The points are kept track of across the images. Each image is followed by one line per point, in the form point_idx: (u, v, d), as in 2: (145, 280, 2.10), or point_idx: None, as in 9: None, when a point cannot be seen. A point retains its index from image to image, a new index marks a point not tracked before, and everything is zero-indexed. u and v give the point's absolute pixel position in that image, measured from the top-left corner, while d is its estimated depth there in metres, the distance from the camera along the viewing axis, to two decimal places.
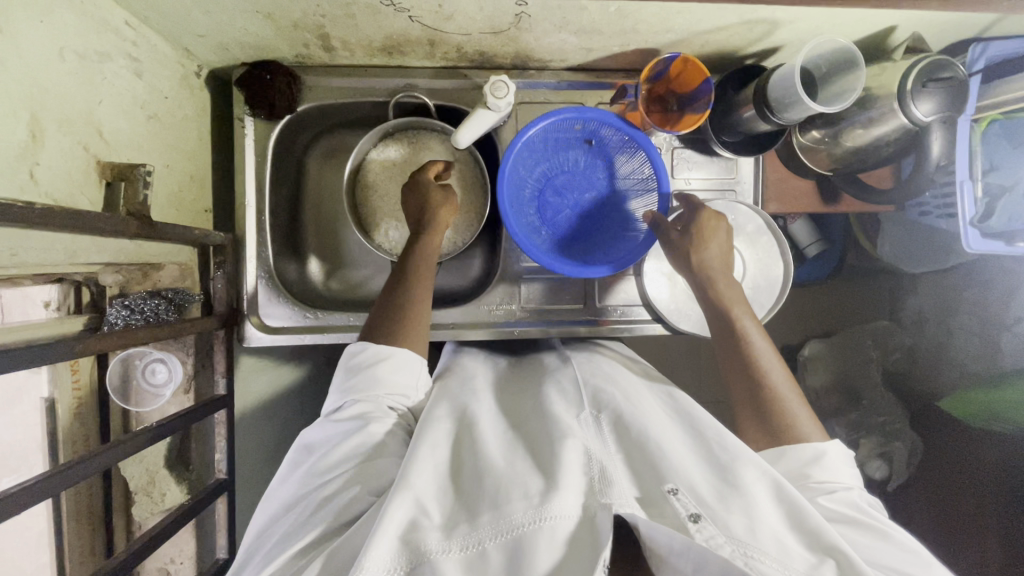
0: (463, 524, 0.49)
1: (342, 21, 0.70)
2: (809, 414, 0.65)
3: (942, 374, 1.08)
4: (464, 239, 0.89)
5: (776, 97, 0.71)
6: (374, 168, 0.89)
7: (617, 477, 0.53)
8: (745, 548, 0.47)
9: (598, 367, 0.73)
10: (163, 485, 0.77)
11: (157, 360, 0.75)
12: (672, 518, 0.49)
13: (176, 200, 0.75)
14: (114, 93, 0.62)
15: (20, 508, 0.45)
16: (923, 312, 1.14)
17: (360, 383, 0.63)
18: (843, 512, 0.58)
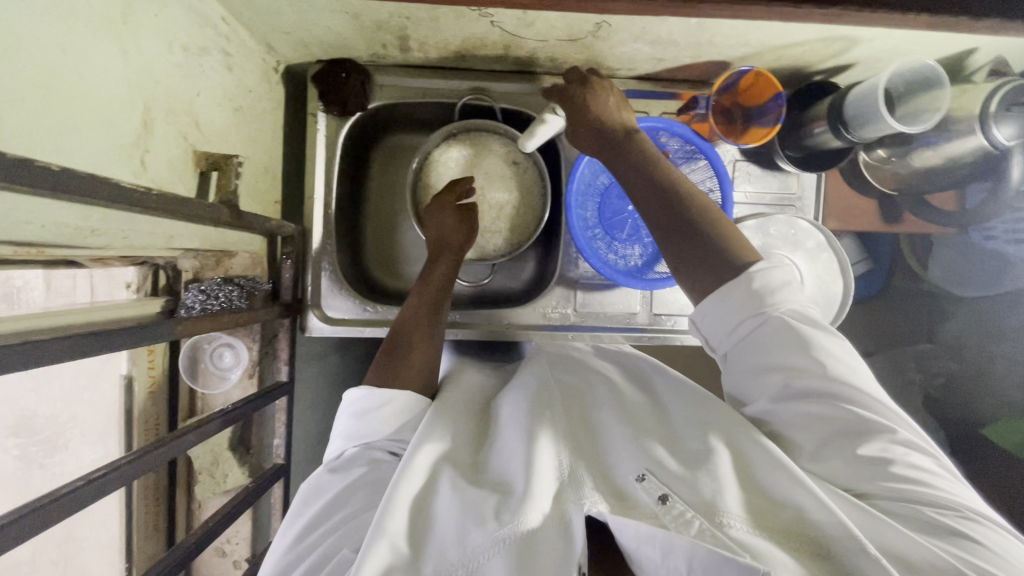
0: (438, 550, 0.48)
1: (424, 24, 0.71)
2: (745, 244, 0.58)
3: (987, 401, 1.07)
4: (522, 241, 0.89)
5: (851, 114, 0.71)
6: (435, 167, 0.89)
7: (583, 475, 0.53)
8: (716, 517, 0.47)
9: (571, 364, 0.74)
10: (226, 466, 0.79)
11: (225, 345, 0.79)
12: (641, 507, 0.49)
13: (252, 190, 0.78)
14: (210, 87, 0.65)
15: (110, 488, 0.46)
16: (963, 337, 1.10)
17: (367, 429, 0.61)
18: (820, 396, 0.51)
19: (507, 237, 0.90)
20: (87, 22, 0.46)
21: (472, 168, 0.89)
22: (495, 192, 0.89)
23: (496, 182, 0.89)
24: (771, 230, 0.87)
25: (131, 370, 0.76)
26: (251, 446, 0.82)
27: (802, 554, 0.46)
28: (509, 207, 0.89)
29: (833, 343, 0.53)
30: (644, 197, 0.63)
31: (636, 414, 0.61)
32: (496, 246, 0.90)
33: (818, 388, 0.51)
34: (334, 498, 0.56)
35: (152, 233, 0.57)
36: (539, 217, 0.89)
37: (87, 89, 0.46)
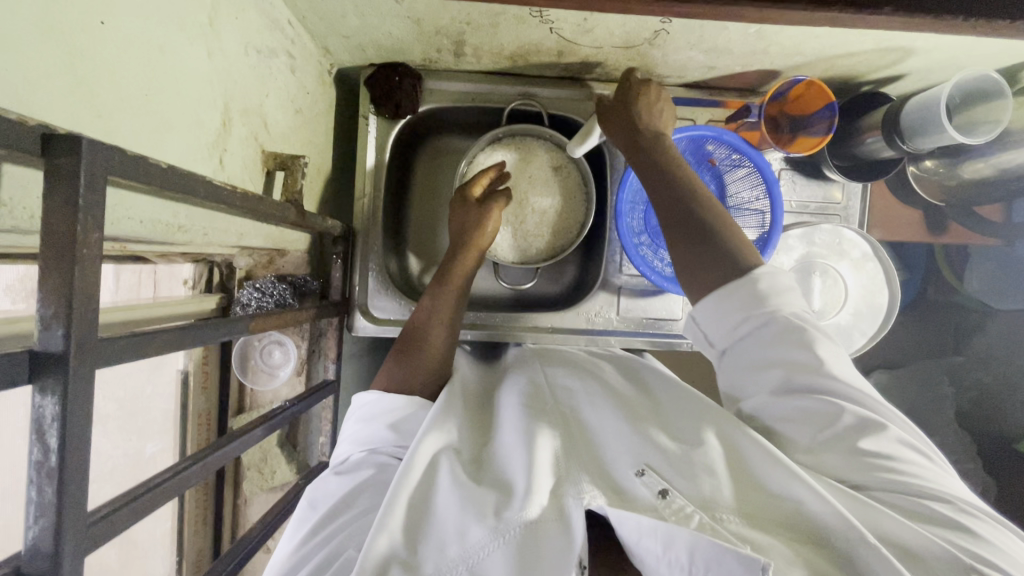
0: (433, 545, 0.44)
1: (484, 30, 0.73)
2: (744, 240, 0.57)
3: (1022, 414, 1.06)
4: (565, 247, 0.89)
5: (907, 125, 0.71)
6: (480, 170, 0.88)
7: (581, 468, 0.49)
8: (713, 511, 0.44)
9: (567, 360, 0.71)
10: (275, 463, 0.80)
11: (275, 343, 0.79)
12: (638, 500, 0.45)
13: (308, 190, 0.79)
14: (276, 88, 0.66)
15: (204, 475, 0.45)
16: (993, 351, 1.10)
17: (374, 432, 0.57)
18: (808, 385, 0.50)
19: (548, 241, 0.90)
20: (181, 23, 0.47)
21: (517, 173, 0.89)
22: (539, 197, 0.89)
23: (540, 187, 0.89)
24: (817, 240, 0.87)
25: (187, 365, 0.77)
26: (297, 444, 0.83)
27: (803, 549, 0.43)
28: (552, 212, 0.89)
29: (829, 346, 0.51)
30: (665, 184, 0.61)
31: (634, 403, 0.58)
32: (538, 251, 0.90)
33: (809, 385, 0.49)
34: (343, 497, 0.52)
35: (225, 230, 0.58)
36: (583, 223, 0.89)
37: (178, 88, 0.47)
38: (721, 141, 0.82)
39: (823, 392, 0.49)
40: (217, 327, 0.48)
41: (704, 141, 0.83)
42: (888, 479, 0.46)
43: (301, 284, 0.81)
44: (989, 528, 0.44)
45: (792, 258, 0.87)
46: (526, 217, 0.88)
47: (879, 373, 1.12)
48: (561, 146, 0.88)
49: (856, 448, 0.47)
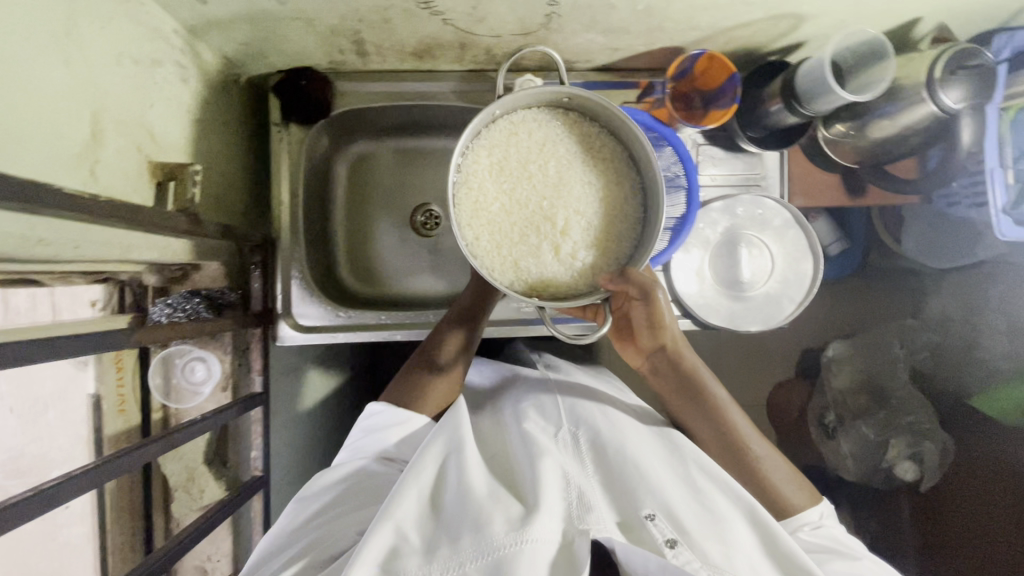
0: (445, 545, 0.49)
1: (378, 26, 0.72)
2: (796, 484, 0.67)
3: (967, 375, 1.11)
4: (627, 252, 0.62)
5: (803, 89, 0.72)
6: (477, 177, 0.63)
7: (595, 503, 0.55)
8: (721, 573, 0.50)
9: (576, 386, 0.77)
10: (203, 481, 0.77)
11: (198, 358, 0.78)
12: (648, 545, 0.51)
13: (215, 202, 0.77)
14: (164, 99, 0.65)
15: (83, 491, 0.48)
16: (947, 311, 1.17)
17: (375, 442, 0.67)
18: (821, 545, 0.62)
19: (608, 248, 0.63)
20: (31, 33, 0.46)
21: (532, 167, 0.64)
22: (576, 193, 0.63)
23: (575, 181, 0.64)
24: (739, 211, 0.88)
25: (98, 389, 0.72)
26: (227, 459, 0.81)
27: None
28: (598, 207, 0.64)
29: (841, 530, 0.65)
30: (710, 427, 0.69)
31: (647, 449, 0.63)
32: (592, 270, 0.62)
33: (828, 545, 0.61)
34: (349, 484, 0.62)
35: (107, 246, 0.57)
36: (645, 213, 0.63)
37: (30, 99, 0.46)
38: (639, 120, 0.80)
39: (837, 544, 0.62)
40: (43, 346, 0.46)
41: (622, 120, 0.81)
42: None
43: (217, 296, 0.78)
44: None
45: (717, 232, 0.89)
46: (570, 224, 0.62)
47: (837, 345, 1.28)
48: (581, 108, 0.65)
49: None
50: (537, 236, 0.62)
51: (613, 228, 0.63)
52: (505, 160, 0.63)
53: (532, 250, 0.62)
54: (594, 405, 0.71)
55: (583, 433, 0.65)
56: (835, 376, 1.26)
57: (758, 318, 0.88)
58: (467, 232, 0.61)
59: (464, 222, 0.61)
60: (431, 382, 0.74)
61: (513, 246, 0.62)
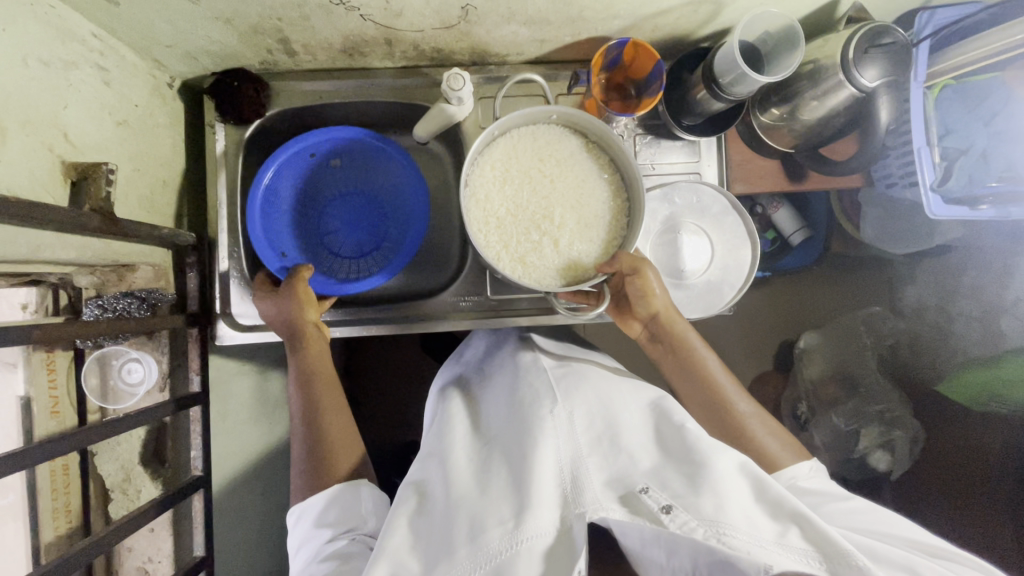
0: (443, 560, 0.54)
1: (299, 24, 0.73)
2: (782, 445, 0.75)
3: (942, 356, 1.23)
4: (617, 240, 0.81)
5: (723, 74, 0.72)
6: (489, 185, 0.80)
7: (588, 482, 0.58)
8: (718, 527, 0.50)
9: (571, 365, 0.79)
10: (139, 482, 0.78)
11: (134, 359, 0.78)
12: (646, 516, 0.53)
13: (147, 202, 0.77)
14: (82, 101, 0.66)
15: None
16: (922, 300, 1.29)
17: (311, 530, 0.67)
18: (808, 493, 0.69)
19: (598, 240, 0.81)
20: None
21: (533, 177, 0.82)
22: (571, 196, 0.81)
23: (574, 185, 0.82)
24: (677, 199, 0.88)
25: (29, 391, 0.70)
26: (165, 459, 0.82)
27: (797, 549, 0.49)
28: (590, 206, 0.82)
29: (818, 479, 0.72)
30: (699, 389, 0.79)
31: (637, 427, 0.65)
32: (589, 256, 0.80)
33: (814, 493, 0.68)
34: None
35: (15, 244, 0.59)
36: (630, 210, 0.81)
37: None
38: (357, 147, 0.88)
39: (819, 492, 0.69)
40: None
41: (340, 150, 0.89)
42: (872, 531, 0.60)
43: (153, 297, 0.79)
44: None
45: (656, 221, 0.89)
46: (566, 220, 0.80)
47: (809, 336, 1.35)
48: (570, 121, 0.82)
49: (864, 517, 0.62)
50: (537, 231, 0.80)
51: (602, 226, 0.81)
52: (509, 172, 0.81)
53: (537, 242, 0.80)
54: (580, 381, 0.73)
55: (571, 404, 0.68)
56: (806, 367, 1.34)
57: (699, 306, 0.88)
58: (479, 227, 0.79)
59: (477, 221, 0.79)
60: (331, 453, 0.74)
61: (520, 240, 0.80)
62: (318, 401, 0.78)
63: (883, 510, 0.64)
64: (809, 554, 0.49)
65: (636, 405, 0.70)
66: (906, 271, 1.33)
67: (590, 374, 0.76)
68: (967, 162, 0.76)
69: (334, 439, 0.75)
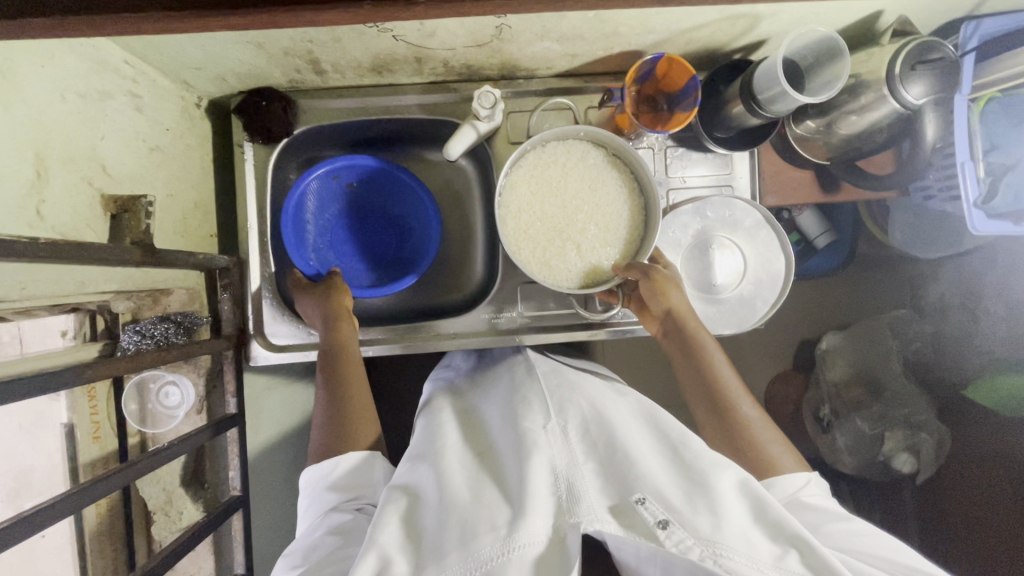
0: (430, 565, 0.52)
1: (329, 45, 0.72)
2: (788, 453, 0.71)
3: (969, 360, 1.18)
4: (638, 239, 0.81)
5: (761, 92, 0.71)
6: (518, 190, 0.80)
7: (584, 491, 0.58)
8: (716, 548, 0.51)
9: (564, 377, 0.79)
10: (180, 504, 0.78)
11: (171, 382, 0.78)
12: (641, 529, 0.53)
13: (181, 227, 0.77)
14: (117, 131, 0.66)
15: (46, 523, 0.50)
16: (945, 298, 1.25)
17: (321, 497, 0.67)
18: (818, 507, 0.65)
19: (619, 247, 0.82)
20: None
21: (556, 181, 0.81)
22: (590, 199, 0.81)
23: (593, 189, 0.81)
24: (709, 213, 0.87)
25: (71, 418, 0.74)
26: (206, 480, 0.81)
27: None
28: (608, 207, 0.81)
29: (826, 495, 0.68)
30: (704, 387, 0.76)
31: (634, 435, 0.66)
32: (611, 260, 0.81)
33: (825, 510, 0.64)
34: (308, 541, 0.62)
35: (60, 279, 0.60)
36: (646, 206, 0.81)
37: None
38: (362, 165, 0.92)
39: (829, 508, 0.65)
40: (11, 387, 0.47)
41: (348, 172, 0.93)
42: (868, 556, 0.58)
43: (188, 321, 0.79)
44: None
45: (688, 235, 0.88)
46: (588, 226, 0.81)
47: (831, 337, 1.38)
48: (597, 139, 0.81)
49: (867, 537, 0.60)
50: (564, 239, 0.81)
51: (622, 225, 0.81)
52: (538, 181, 0.81)
53: (561, 249, 0.81)
54: (573, 393, 0.74)
55: (564, 418, 0.68)
56: (827, 368, 1.36)
57: (732, 320, 0.87)
58: (509, 239, 0.80)
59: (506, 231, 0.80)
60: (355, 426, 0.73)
61: (545, 248, 0.81)
62: (339, 380, 0.77)
63: (881, 534, 0.61)
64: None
65: (631, 421, 0.70)
66: (930, 271, 1.31)
67: (584, 385, 0.77)
68: (1013, 178, 0.75)
69: (366, 419, 0.75)
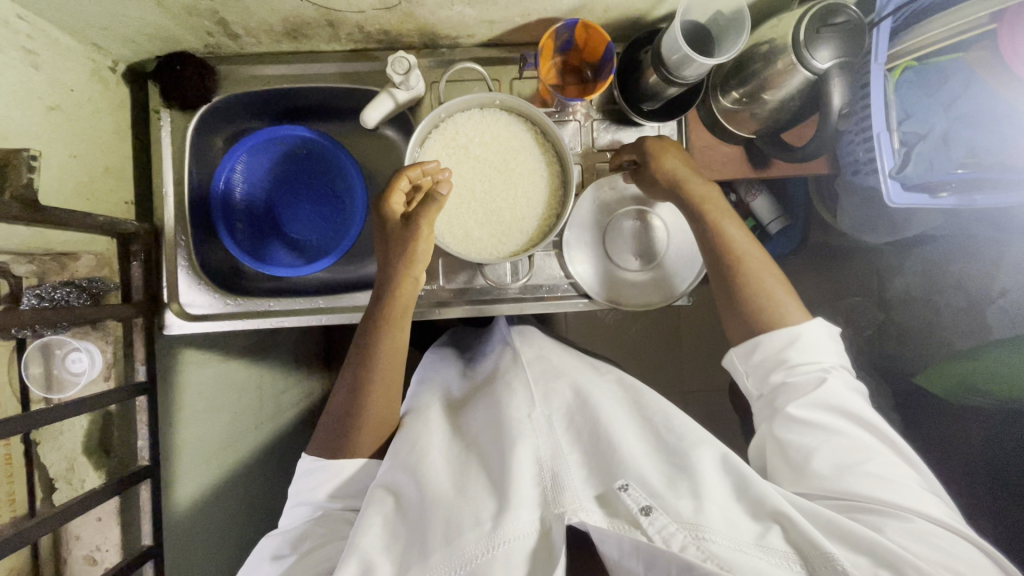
0: (415, 562, 0.55)
1: (232, 5, 0.71)
2: (789, 298, 0.71)
3: (928, 351, 1.12)
4: (559, 204, 0.80)
5: (668, 57, 0.70)
6: (436, 159, 0.79)
7: (568, 480, 0.59)
8: (698, 531, 0.53)
9: (548, 363, 0.79)
10: (83, 472, 0.78)
11: (79, 349, 0.78)
12: (627, 515, 0.55)
13: (86, 190, 0.76)
14: (5, 85, 0.65)
15: None
16: (910, 290, 1.19)
17: (305, 491, 0.69)
18: (820, 421, 0.64)
19: (540, 212, 0.81)
20: None
21: (473, 146, 0.80)
22: (508, 166, 0.80)
23: (509, 156, 0.80)
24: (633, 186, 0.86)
25: None
26: (112, 449, 0.81)
27: (777, 551, 0.53)
28: (526, 176, 0.80)
29: (853, 402, 0.65)
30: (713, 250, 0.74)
31: (619, 422, 0.67)
32: (528, 229, 0.80)
33: (826, 424, 0.63)
34: (297, 536, 0.65)
35: None
36: (562, 173, 0.81)
37: None
38: (300, 134, 0.91)
39: (835, 417, 0.64)
40: None
41: (288, 140, 0.92)
42: (857, 497, 0.59)
43: (94, 286, 0.77)
44: (965, 557, 0.55)
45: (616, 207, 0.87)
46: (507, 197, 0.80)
47: None
48: (515, 108, 0.80)
49: (867, 471, 0.60)
50: (481, 210, 0.80)
51: (541, 195, 0.80)
52: (456, 147, 0.79)
53: (479, 221, 0.80)
54: (562, 384, 0.74)
55: (549, 408, 0.70)
56: None
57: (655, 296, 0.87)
58: None
59: None
60: (363, 428, 0.71)
61: (464, 216, 0.79)
62: (369, 371, 0.72)
63: (885, 456, 0.62)
64: (788, 556, 0.53)
65: (616, 407, 0.71)
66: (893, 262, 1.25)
67: (572, 369, 0.78)
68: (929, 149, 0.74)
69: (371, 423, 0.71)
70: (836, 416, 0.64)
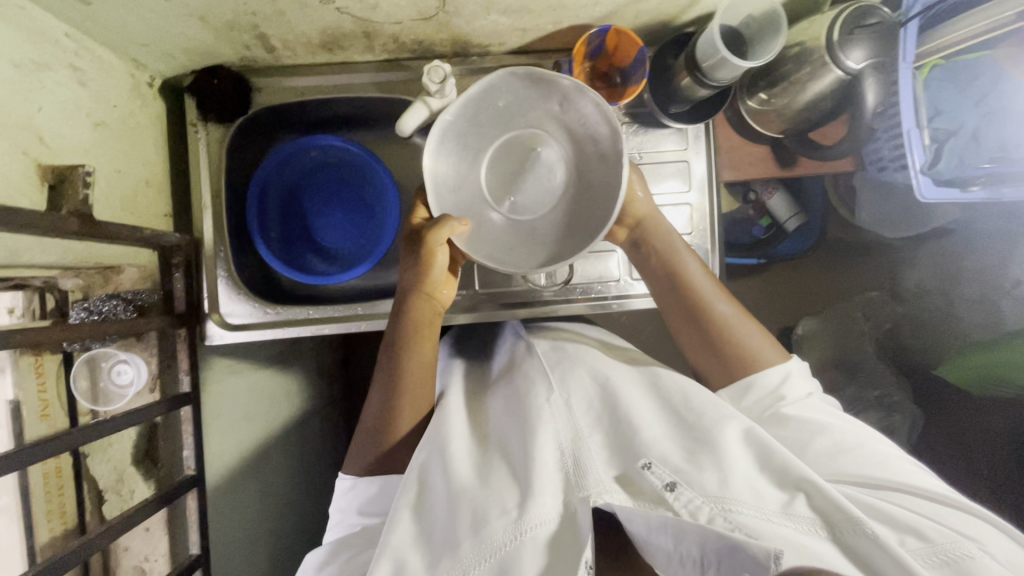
0: (447, 556, 0.55)
1: (274, 19, 0.72)
2: (765, 340, 0.72)
3: (942, 343, 1.14)
4: None
5: (702, 60, 0.71)
6: None
7: (590, 464, 0.60)
8: (723, 503, 0.54)
9: (566, 351, 0.77)
10: (132, 482, 0.80)
11: (123, 360, 0.78)
12: (651, 493, 0.56)
13: (130, 204, 0.77)
14: (56, 102, 0.66)
15: None
16: (922, 284, 1.20)
17: (344, 504, 0.69)
18: (815, 418, 0.66)
19: None
20: None
21: None
22: None
23: None
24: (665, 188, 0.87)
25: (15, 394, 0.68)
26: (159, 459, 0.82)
27: (805, 519, 0.55)
28: None
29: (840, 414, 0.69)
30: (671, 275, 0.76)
31: (638, 402, 0.68)
32: None
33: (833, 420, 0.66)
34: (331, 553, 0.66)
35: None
36: None
37: None
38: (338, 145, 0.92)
39: (829, 416, 0.67)
40: None
41: (329, 152, 0.94)
42: (855, 476, 0.61)
43: (139, 298, 0.79)
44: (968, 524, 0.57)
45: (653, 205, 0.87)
46: None
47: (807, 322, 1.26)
48: None
49: (869, 453, 0.63)
50: None
51: None
52: None
53: None
54: (574, 365, 0.74)
55: (567, 391, 0.69)
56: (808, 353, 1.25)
57: None
58: None
59: None
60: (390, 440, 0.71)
61: None
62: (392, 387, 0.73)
63: (875, 442, 0.64)
64: (813, 522, 0.55)
65: (634, 386, 0.71)
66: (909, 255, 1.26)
67: (582, 350, 0.78)
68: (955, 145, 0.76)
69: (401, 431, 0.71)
70: (832, 414, 0.67)
